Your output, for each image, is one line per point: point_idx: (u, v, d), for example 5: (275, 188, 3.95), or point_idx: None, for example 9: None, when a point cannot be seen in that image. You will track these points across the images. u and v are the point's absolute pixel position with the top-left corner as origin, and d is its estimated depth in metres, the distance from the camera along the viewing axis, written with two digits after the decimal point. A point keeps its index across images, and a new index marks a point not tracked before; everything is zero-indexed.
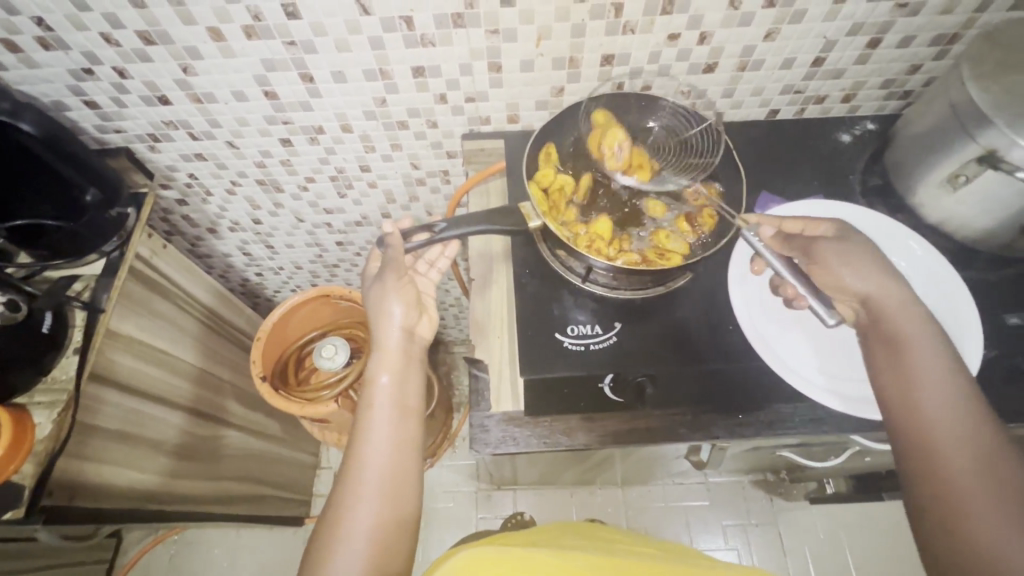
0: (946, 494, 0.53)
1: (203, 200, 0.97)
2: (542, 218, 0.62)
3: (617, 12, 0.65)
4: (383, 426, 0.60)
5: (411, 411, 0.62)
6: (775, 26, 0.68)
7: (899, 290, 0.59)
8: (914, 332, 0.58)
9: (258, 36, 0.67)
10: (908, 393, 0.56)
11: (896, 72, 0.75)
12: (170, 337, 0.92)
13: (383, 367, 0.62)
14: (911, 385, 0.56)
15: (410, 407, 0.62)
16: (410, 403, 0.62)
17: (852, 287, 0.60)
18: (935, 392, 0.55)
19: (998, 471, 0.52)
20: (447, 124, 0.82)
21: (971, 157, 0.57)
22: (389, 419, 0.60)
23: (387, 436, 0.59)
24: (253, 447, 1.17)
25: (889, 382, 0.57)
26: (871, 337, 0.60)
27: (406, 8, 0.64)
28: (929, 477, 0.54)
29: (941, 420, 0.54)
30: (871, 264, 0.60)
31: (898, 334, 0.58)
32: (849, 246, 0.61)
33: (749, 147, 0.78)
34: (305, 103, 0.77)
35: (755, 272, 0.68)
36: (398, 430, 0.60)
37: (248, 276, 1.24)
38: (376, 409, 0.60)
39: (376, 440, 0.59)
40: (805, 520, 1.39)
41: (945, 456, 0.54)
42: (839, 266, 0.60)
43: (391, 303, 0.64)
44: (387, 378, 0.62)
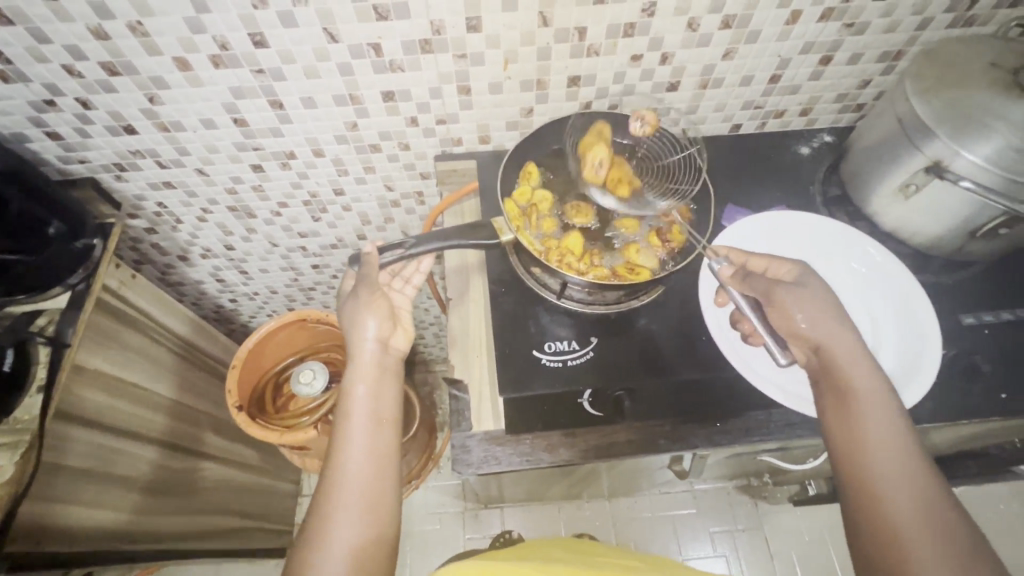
0: (898, 551, 0.50)
1: (173, 227, 0.95)
2: (514, 231, 0.63)
3: (581, 36, 0.67)
4: (360, 439, 0.59)
5: (387, 423, 0.61)
6: (732, 45, 0.71)
7: (850, 338, 0.59)
8: (864, 379, 0.57)
9: (225, 65, 0.67)
10: (858, 444, 0.55)
11: (848, 87, 0.79)
12: (141, 369, 0.89)
13: (359, 377, 0.62)
14: (861, 434, 0.55)
15: (386, 420, 0.61)
16: (386, 413, 0.61)
17: (806, 331, 0.59)
18: (884, 442, 0.54)
19: (942, 518, 0.51)
20: (419, 146, 0.83)
21: (919, 167, 0.60)
22: (366, 431, 0.59)
23: (364, 448, 0.58)
24: (230, 479, 1.14)
25: (840, 432, 0.56)
26: (823, 385, 0.58)
27: (374, 35, 0.65)
28: (879, 532, 0.52)
29: (889, 471, 0.53)
30: (824, 309, 0.60)
31: (848, 381, 0.57)
32: (804, 290, 0.61)
33: (714, 161, 0.80)
34: (275, 129, 0.77)
35: (720, 304, 0.68)
36: (375, 442, 0.59)
37: (222, 303, 1.22)
38: (353, 421, 0.60)
39: (354, 452, 0.58)
40: (789, 522, 1.41)
41: (895, 509, 0.52)
42: (795, 311, 0.60)
43: (364, 315, 0.65)
44: (363, 387, 0.61)
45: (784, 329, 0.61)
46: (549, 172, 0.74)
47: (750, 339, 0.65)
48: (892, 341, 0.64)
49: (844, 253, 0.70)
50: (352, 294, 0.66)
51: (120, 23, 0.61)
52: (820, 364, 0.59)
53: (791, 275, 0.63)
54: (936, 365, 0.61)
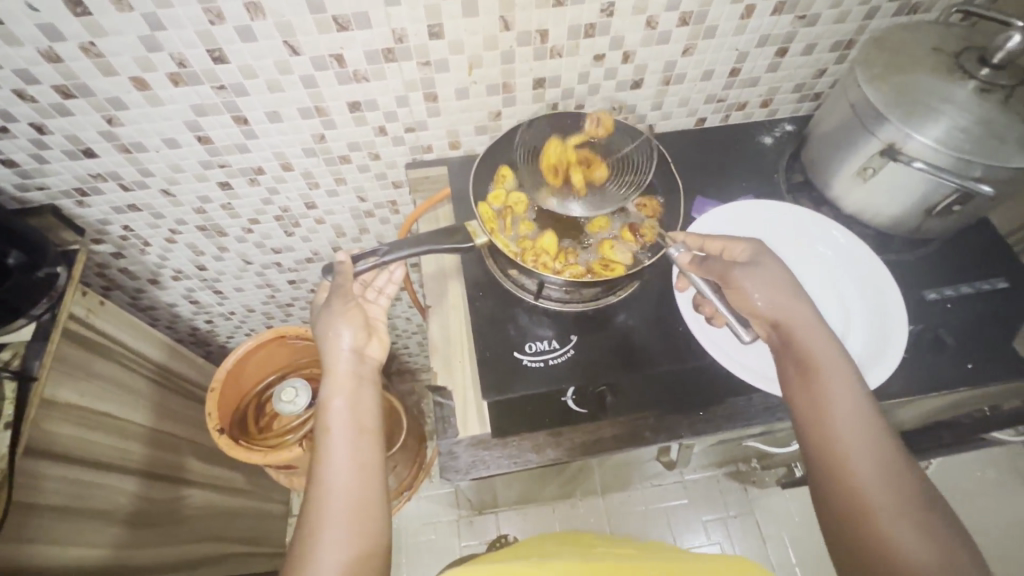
0: (864, 522, 0.52)
1: (141, 251, 0.93)
2: (489, 234, 0.63)
3: (543, 38, 0.68)
4: (342, 454, 0.58)
5: (369, 434, 0.60)
6: (691, 41, 0.72)
7: (810, 315, 0.60)
8: (828, 355, 0.58)
9: (185, 82, 0.66)
10: (826, 420, 0.56)
11: (804, 77, 0.81)
12: (113, 398, 0.87)
13: (336, 391, 0.61)
14: (828, 411, 0.56)
15: (366, 430, 0.60)
16: (367, 424, 0.60)
17: (766, 310, 0.60)
18: (849, 416, 0.55)
19: (901, 482, 0.53)
20: (389, 155, 0.82)
21: (875, 151, 0.62)
22: (348, 444, 0.58)
23: (347, 462, 0.57)
24: (215, 504, 1.11)
25: (807, 409, 0.57)
26: (786, 361, 0.59)
27: (336, 46, 0.64)
28: (847, 505, 0.53)
29: (855, 445, 0.54)
30: (781, 285, 0.60)
31: (812, 358, 0.58)
32: (761, 267, 0.61)
33: (682, 156, 0.82)
34: (241, 145, 0.76)
35: (680, 289, 0.69)
36: (357, 455, 0.58)
37: (197, 325, 1.19)
38: (332, 435, 0.59)
39: (338, 467, 0.57)
40: (779, 505, 1.44)
41: (861, 483, 0.53)
42: (755, 289, 0.60)
43: (338, 327, 0.64)
44: (340, 401, 0.60)
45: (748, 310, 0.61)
46: (522, 174, 0.74)
47: (713, 322, 0.66)
48: (860, 319, 0.66)
49: (811, 236, 0.72)
50: (325, 307, 0.66)
51: (72, 45, 0.60)
52: (784, 343, 0.60)
53: (746, 253, 0.64)
54: (903, 341, 0.63)
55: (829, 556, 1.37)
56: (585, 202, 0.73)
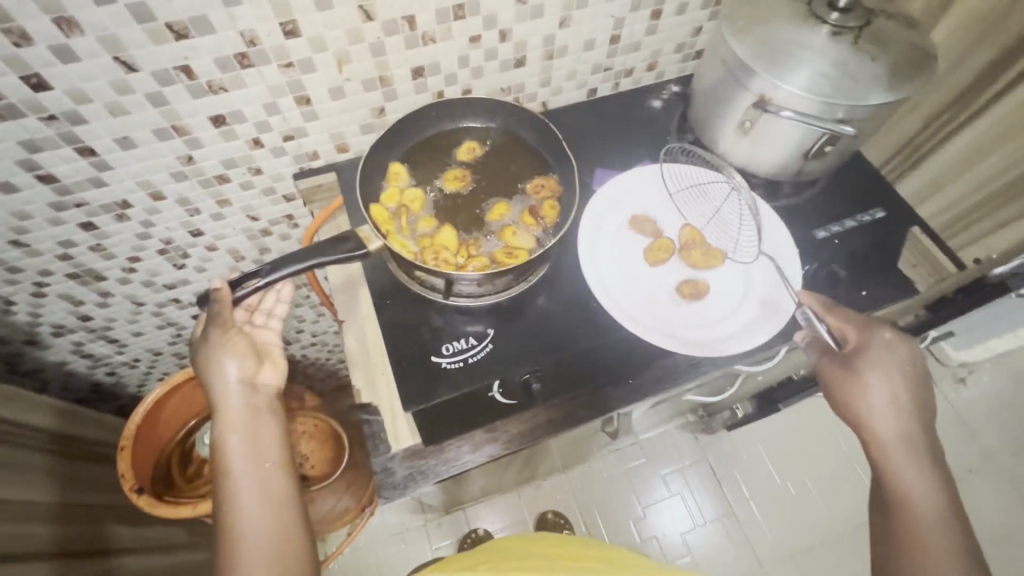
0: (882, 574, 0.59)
1: (5, 311, 0.82)
2: (383, 239, 0.60)
3: (411, 24, 0.64)
4: (247, 500, 0.54)
5: (275, 469, 0.56)
6: (565, 12, 0.71)
7: (896, 363, 0.60)
8: (877, 406, 0.59)
9: (3, 117, 0.57)
10: (886, 477, 0.58)
11: (683, 36, 0.82)
12: (1, 482, 0.76)
13: (229, 430, 0.56)
14: (888, 472, 0.58)
15: (270, 467, 0.56)
16: (271, 458, 0.56)
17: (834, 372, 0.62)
18: (916, 486, 0.57)
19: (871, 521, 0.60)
20: (273, 168, 0.76)
21: (749, 104, 0.64)
22: (252, 486, 0.54)
23: (255, 506, 0.53)
24: (152, 565, 1.01)
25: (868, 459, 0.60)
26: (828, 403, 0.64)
27: (179, 57, 0.58)
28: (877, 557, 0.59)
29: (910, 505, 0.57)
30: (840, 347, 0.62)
31: (866, 414, 0.59)
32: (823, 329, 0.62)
33: (577, 130, 0.81)
34: (95, 179, 0.68)
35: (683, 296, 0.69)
36: (265, 495, 0.54)
37: (98, 379, 1.08)
38: (232, 481, 0.54)
39: (246, 514, 0.53)
40: (728, 446, 1.51)
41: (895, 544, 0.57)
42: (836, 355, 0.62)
43: (219, 360, 0.58)
44: (235, 441, 0.55)
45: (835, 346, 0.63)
46: (416, 170, 0.71)
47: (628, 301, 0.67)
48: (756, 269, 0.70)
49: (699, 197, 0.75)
50: (203, 341, 0.59)
51: None
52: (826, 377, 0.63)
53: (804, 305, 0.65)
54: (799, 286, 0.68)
55: (777, 484, 1.47)
56: (484, 186, 0.71)
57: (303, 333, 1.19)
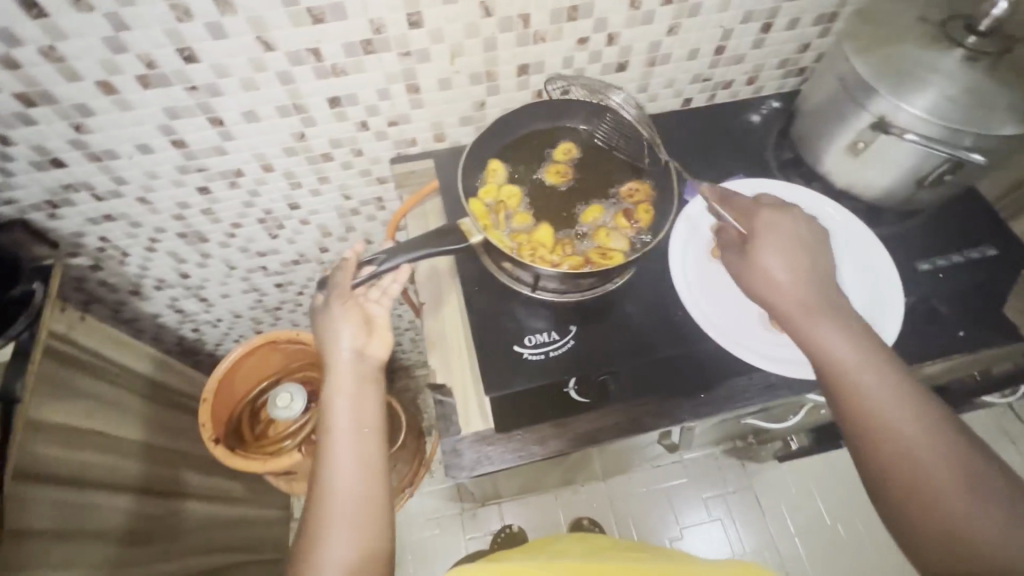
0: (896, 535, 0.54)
1: (120, 262, 0.90)
2: (484, 233, 0.61)
3: (526, 23, 0.66)
4: (344, 459, 0.57)
5: (370, 435, 0.59)
6: (675, 20, 0.71)
7: (789, 231, 0.61)
8: (807, 343, 0.58)
9: (154, 85, 0.63)
10: (842, 430, 0.57)
11: (789, 52, 0.81)
12: (103, 416, 0.84)
13: (337, 393, 0.60)
14: (838, 418, 0.56)
15: (368, 432, 0.59)
16: (369, 424, 0.59)
17: None
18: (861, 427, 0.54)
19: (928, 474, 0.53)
20: (373, 151, 0.80)
21: (865, 125, 0.62)
22: (350, 445, 0.58)
23: (349, 465, 0.57)
24: (211, 516, 1.08)
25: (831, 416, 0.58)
26: None
27: (312, 40, 0.62)
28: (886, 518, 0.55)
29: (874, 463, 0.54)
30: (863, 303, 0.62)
31: (810, 349, 0.58)
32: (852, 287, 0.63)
33: (672, 136, 0.81)
34: (218, 148, 0.73)
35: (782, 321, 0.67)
36: (359, 457, 0.57)
37: (184, 334, 1.16)
38: (334, 439, 0.58)
39: (339, 471, 0.56)
40: (777, 478, 1.46)
41: (891, 507, 0.53)
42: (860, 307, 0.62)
43: (336, 327, 0.62)
44: (341, 404, 0.59)
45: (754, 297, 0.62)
46: (513, 165, 0.73)
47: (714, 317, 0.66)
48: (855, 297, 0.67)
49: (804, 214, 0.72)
50: (324, 308, 0.64)
51: (31, 50, 0.56)
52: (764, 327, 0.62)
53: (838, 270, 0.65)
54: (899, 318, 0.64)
55: (826, 524, 1.40)
56: (579, 186, 0.72)
57: None
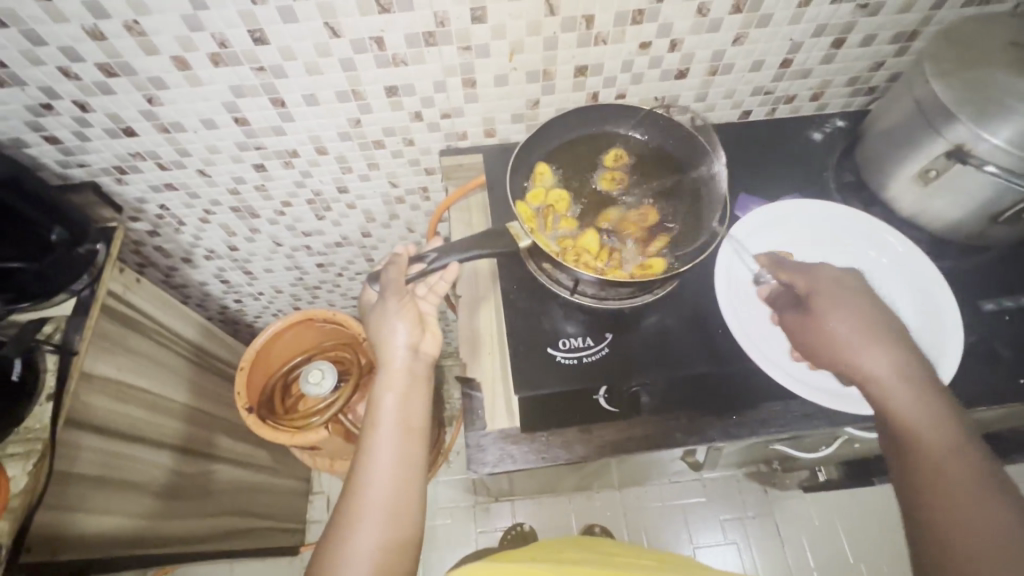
0: (939, 519, 0.50)
1: (176, 229, 0.94)
2: (532, 237, 0.62)
3: (588, 24, 0.66)
4: (387, 452, 0.59)
5: (414, 434, 0.61)
6: (743, 30, 0.69)
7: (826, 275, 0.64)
8: (861, 334, 0.59)
9: (224, 63, 0.65)
10: (897, 410, 0.55)
11: (860, 70, 0.77)
12: (151, 375, 0.89)
13: (389, 388, 0.62)
14: (893, 398, 0.56)
15: (413, 431, 0.61)
16: (414, 424, 0.61)
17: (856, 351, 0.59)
18: (924, 410, 0.54)
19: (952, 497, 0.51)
20: (424, 141, 0.81)
21: (940, 152, 0.59)
22: (394, 442, 0.59)
23: (390, 461, 0.58)
24: (242, 480, 1.13)
25: (875, 398, 0.57)
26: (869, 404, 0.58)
27: (376, 29, 0.63)
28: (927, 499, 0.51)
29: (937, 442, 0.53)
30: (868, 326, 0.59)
31: (865, 338, 0.58)
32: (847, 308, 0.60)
33: (726, 148, 0.79)
34: (277, 128, 0.75)
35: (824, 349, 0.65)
36: (401, 454, 0.59)
37: (227, 303, 1.21)
38: (379, 431, 0.60)
39: (380, 463, 0.58)
40: (800, 508, 1.41)
41: (946, 485, 0.51)
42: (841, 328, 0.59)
43: (394, 322, 0.64)
44: (391, 399, 0.61)
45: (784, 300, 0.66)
46: (561, 168, 0.72)
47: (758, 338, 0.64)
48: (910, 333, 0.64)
49: (861, 240, 0.70)
50: (383, 300, 0.65)
51: (116, 23, 0.59)
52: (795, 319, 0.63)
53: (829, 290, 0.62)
54: (957, 358, 0.61)
55: (848, 562, 1.35)
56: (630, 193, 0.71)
57: None
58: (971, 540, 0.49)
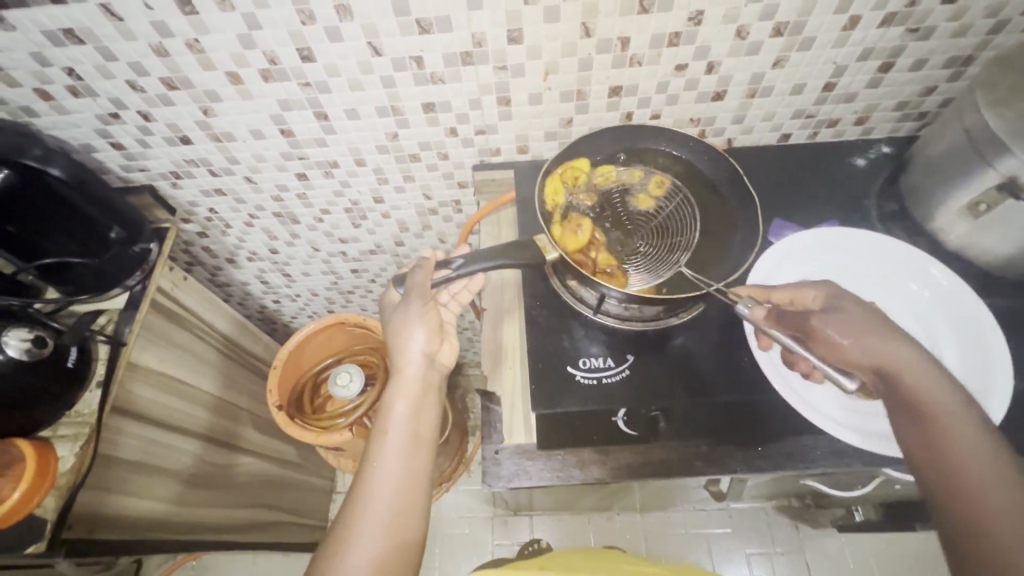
0: (977, 511, 0.50)
1: (222, 232, 0.99)
2: (559, 250, 0.63)
3: (624, 46, 0.66)
4: (395, 457, 0.60)
5: (424, 441, 0.62)
6: (783, 53, 0.68)
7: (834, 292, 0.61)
8: (871, 338, 0.57)
9: (274, 78, 0.69)
10: (925, 406, 0.53)
11: (910, 94, 0.74)
12: (190, 367, 0.93)
13: (401, 395, 0.64)
14: (920, 394, 0.54)
15: (422, 438, 0.62)
16: (423, 433, 0.63)
17: (861, 357, 0.56)
18: (945, 400, 0.54)
19: None
20: (458, 156, 0.83)
21: (991, 185, 0.56)
22: (403, 448, 0.61)
23: (397, 466, 0.60)
24: (267, 474, 1.17)
25: (903, 391, 0.55)
26: (900, 410, 0.55)
27: (416, 48, 0.65)
28: (950, 487, 0.51)
29: (955, 427, 0.52)
30: (881, 332, 0.57)
31: (878, 343, 0.56)
32: (851, 313, 0.59)
33: (761, 171, 0.77)
34: (319, 139, 0.79)
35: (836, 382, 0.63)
36: (409, 460, 0.60)
37: (266, 303, 1.26)
38: (389, 437, 0.61)
39: (387, 469, 0.59)
40: (833, 548, 1.34)
41: (971, 473, 0.51)
42: (838, 331, 0.58)
43: (412, 328, 0.66)
44: (403, 406, 0.63)
45: (787, 314, 0.61)
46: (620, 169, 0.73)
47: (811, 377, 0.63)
48: (954, 374, 0.60)
49: (903, 272, 0.67)
50: (403, 306, 0.67)
51: (179, 41, 0.64)
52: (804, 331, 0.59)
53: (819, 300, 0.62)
54: (1004, 404, 0.57)
55: None
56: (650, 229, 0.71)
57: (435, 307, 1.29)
58: (1009, 534, 0.48)
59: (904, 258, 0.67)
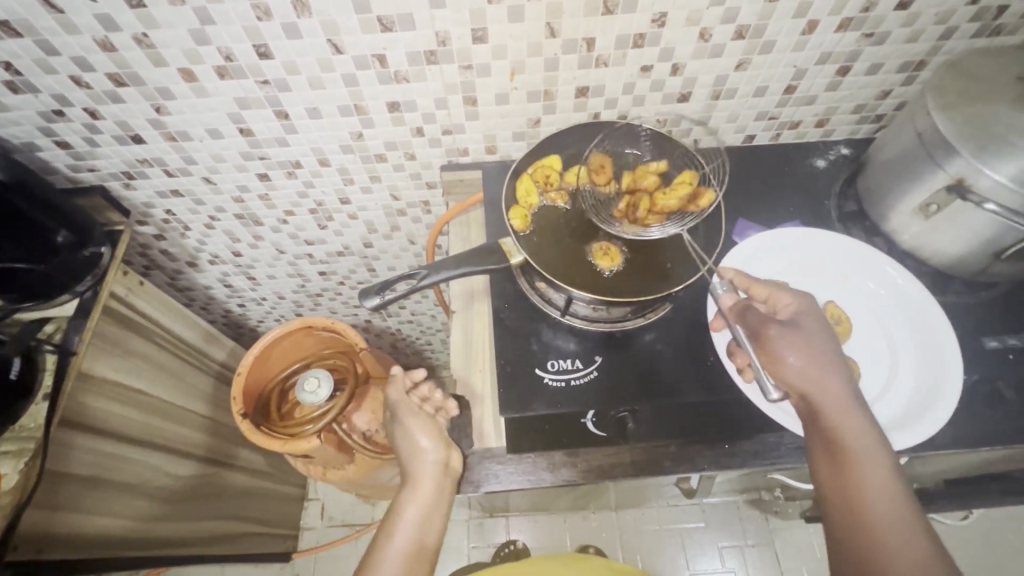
0: (865, 535, 0.53)
1: (181, 234, 0.95)
2: (524, 254, 0.63)
3: (589, 46, 0.66)
4: (393, 564, 0.59)
5: (424, 553, 0.61)
6: (745, 56, 0.69)
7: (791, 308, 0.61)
8: (810, 364, 0.58)
9: (230, 76, 0.66)
10: (843, 439, 0.55)
11: (866, 97, 0.76)
12: (148, 377, 0.89)
13: (412, 502, 0.61)
14: (841, 426, 0.56)
15: (422, 551, 0.61)
16: (426, 545, 0.61)
17: (796, 375, 0.58)
18: (861, 436, 0.55)
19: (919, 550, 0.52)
20: (425, 156, 0.82)
21: (940, 186, 0.58)
22: (403, 557, 0.59)
23: (394, 573, 0.59)
24: (236, 484, 1.14)
25: (824, 424, 0.56)
26: (813, 433, 0.57)
27: (378, 47, 0.64)
28: (847, 511, 0.54)
29: (872, 468, 0.54)
30: (819, 356, 0.58)
31: (818, 369, 0.57)
32: (802, 329, 0.59)
33: (726, 171, 0.78)
34: (281, 139, 0.76)
35: None
36: (407, 570, 0.59)
37: (231, 307, 1.23)
38: (391, 543, 0.60)
39: (384, 574, 0.58)
40: (801, 538, 1.38)
41: (870, 501, 0.54)
42: (784, 345, 0.58)
43: (419, 437, 0.63)
44: (412, 513, 0.61)
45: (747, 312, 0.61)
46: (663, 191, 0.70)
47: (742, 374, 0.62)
48: (910, 368, 0.63)
49: (861, 271, 0.69)
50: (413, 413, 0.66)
51: (126, 35, 0.61)
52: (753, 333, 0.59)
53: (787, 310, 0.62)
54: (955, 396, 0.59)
55: None
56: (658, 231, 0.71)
57: (404, 309, 1.28)
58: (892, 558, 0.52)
59: (858, 258, 0.69)
